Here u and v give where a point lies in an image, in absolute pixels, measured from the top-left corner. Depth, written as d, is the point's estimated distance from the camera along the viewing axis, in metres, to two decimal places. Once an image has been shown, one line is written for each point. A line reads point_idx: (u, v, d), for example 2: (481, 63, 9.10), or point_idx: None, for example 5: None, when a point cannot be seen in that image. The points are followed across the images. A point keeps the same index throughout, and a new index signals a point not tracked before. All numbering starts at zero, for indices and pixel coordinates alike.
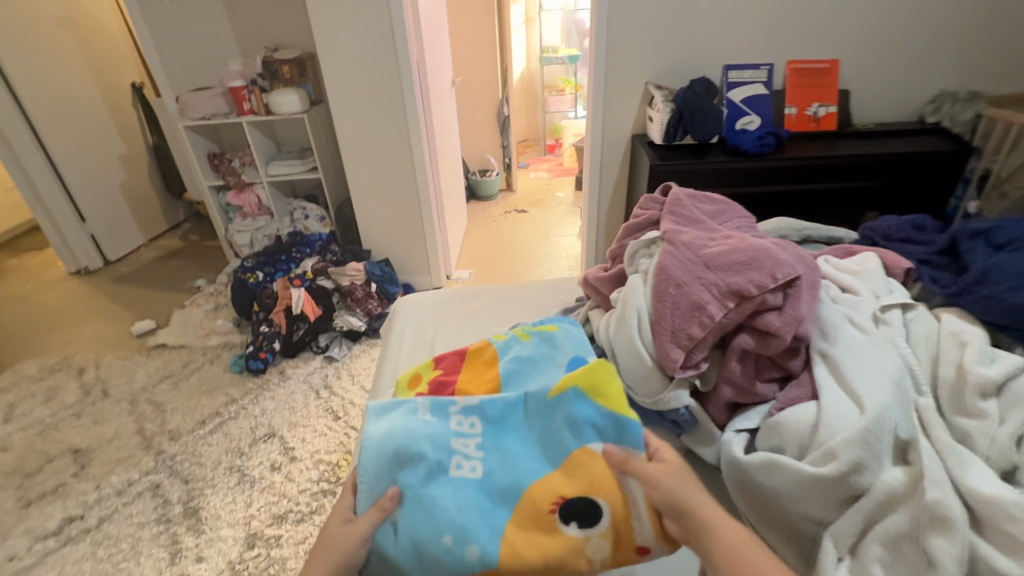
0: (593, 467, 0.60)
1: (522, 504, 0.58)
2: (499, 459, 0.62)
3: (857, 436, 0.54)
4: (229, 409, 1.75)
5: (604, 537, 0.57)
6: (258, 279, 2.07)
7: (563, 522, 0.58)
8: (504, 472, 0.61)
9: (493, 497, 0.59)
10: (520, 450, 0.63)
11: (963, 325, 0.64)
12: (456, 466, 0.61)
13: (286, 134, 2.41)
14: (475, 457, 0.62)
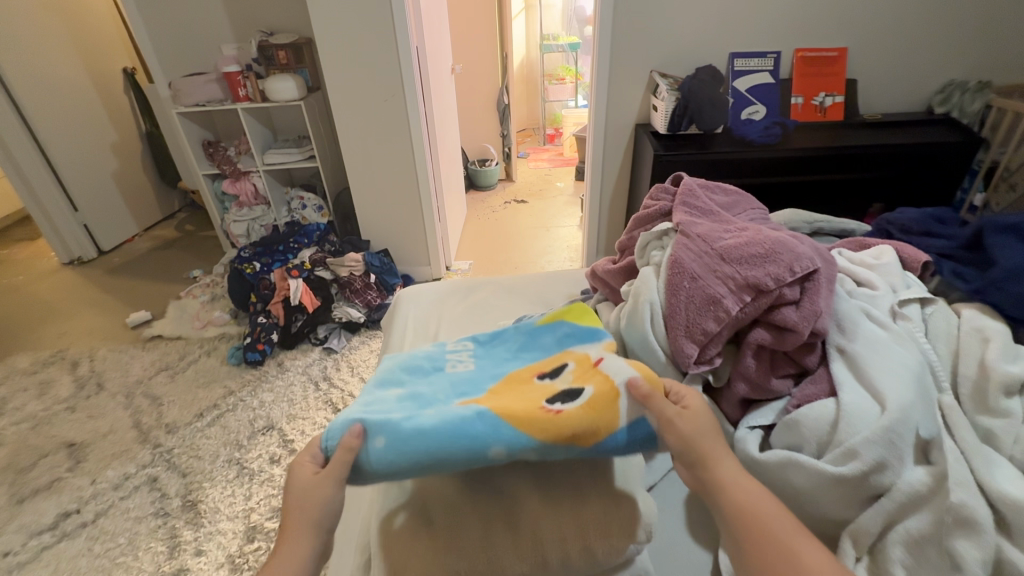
0: (571, 353, 0.65)
1: (504, 376, 0.63)
2: (485, 362, 0.68)
3: (880, 435, 0.52)
4: (227, 401, 1.73)
5: (586, 412, 0.51)
6: (256, 269, 2.05)
7: (551, 404, 0.53)
8: (490, 367, 0.66)
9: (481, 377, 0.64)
10: (504, 360, 0.68)
11: (987, 321, 0.62)
12: (451, 363, 0.68)
13: (283, 122, 2.37)
14: (466, 360, 0.69)
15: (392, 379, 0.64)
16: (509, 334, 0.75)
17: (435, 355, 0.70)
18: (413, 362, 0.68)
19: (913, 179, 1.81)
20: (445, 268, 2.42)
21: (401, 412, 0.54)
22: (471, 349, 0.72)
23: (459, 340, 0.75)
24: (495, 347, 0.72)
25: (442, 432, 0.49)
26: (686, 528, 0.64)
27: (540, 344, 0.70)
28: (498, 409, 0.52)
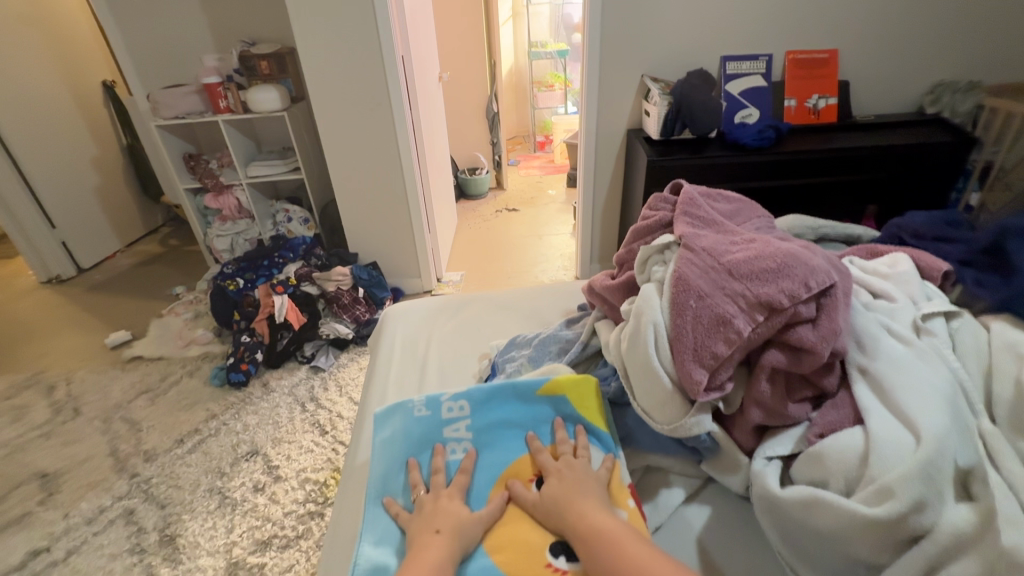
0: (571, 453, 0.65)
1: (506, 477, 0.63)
2: (488, 452, 0.66)
3: (917, 469, 0.47)
4: (209, 425, 1.65)
5: None
6: (239, 286, 1.98)
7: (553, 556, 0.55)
8: (491, 456, 0.66)
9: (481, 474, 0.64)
10: (506, 441, 0.67)
11: (1019, 336, 0.57)
12: (450, 450, 0.67)
13: (267, 133, 2.31)
14: (465, 442, 0.67)
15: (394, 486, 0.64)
16: (507, 396, 0.69)
17: (432, 432, 0.68)
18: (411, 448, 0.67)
19: (909, 181, 1.78)
20: (436, 280, 2.35)
21: None
22: (470, 422, 0.68)
23: (455, 393, 0.71)
24: (495, 415, 0.69)
25: None
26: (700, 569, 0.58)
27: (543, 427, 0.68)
28: (504, 562, 0.54)
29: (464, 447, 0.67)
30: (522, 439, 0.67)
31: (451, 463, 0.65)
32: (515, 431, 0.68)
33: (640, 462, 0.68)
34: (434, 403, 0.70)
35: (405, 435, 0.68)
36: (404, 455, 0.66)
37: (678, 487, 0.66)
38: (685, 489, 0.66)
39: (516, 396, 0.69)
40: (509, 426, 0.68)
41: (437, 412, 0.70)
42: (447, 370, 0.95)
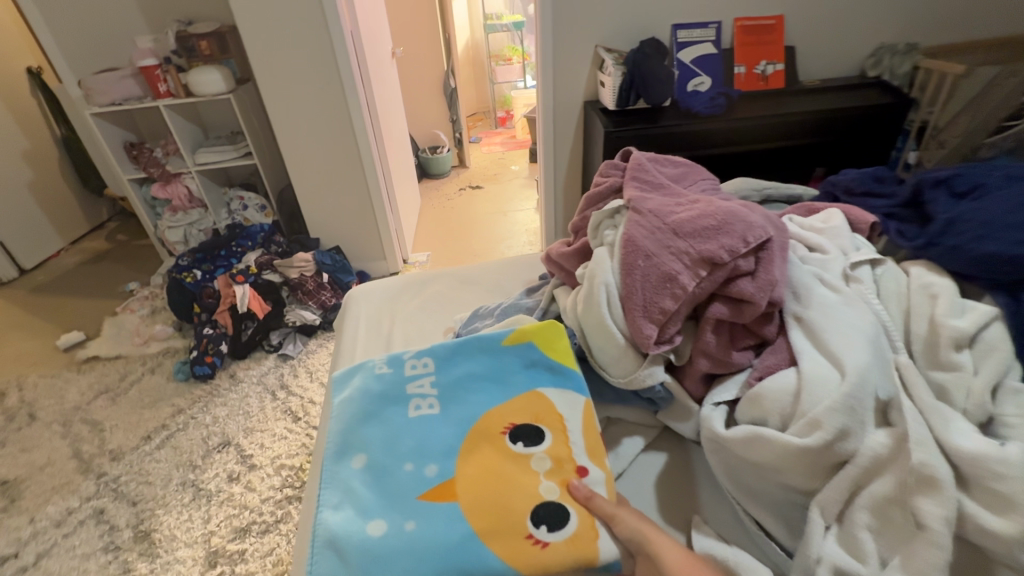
0: (539, 403, 0.67)
1: (474, 429, 0.65)
2: (454, 405, 0.68)
3: (840, 402, 0.52)
4: (176, 420, 1.62)
5: (568, 543, 0.55)
6: (197, 278, 1.92)
7: (534, 525, 0.56)
8: (458, 410, 0.67)
9: (449, 427, 0.65)
10: (470, 394, 0.69)
11: (932, 278, 0.62)
12: (415, 406, 0.68)
13: (213, 118, 2.21)
14: (430, 397, 0.69)
15: (358, 443, 0.65)
16: (469, 348, 0.74)
17: (396, 389, 0.70)
18: (375, 408, 0.69)
19: (850, 142, 1.87)
20: (402, 262, 2.34)
21: (381, 518, 0.57)
22: (433, 378, 0.71)
23: (417, 353, 0.75)
24: (457, 370, 0.72)
25: (429, 562, 0.53)
26: (658, 511, 0.63)
27: (506, 379, 0.70)
28: (482, 524, 0.56)
29: (429, 400, 0.69)
30: (487, 392, 0.69)
31: (415, 417, 0.67)
32: (479, 384, 0.70)
33: (600, 415, 0.72)
34: (396, 362, 0.74)
35: (367, 393, 0.70)
36: (366, 413, 0.68)
37: (638, 437, 0.70)
38: (643, 438, 0.70)
39: (480, 350, 0.74)
40: (472, 379, 0.70)
41: (400, 371, 0.73)
42: (414, 345, 0.97)
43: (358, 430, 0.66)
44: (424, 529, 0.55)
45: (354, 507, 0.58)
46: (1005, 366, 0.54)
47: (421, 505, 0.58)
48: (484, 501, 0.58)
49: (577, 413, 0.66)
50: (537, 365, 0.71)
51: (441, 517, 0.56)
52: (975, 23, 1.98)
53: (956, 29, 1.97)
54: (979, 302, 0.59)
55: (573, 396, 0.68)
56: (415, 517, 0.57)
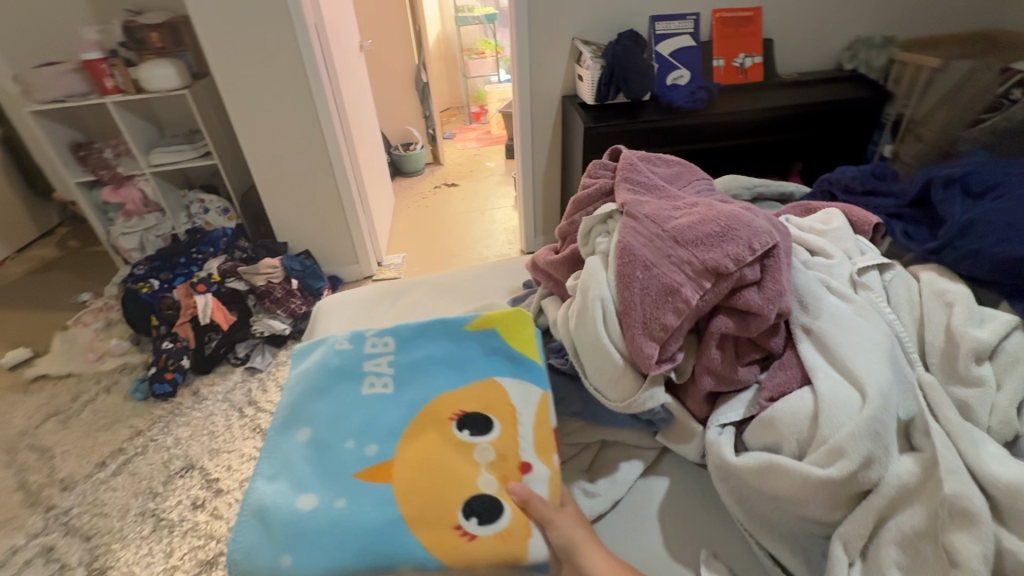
0: (495, 393, 0.61)
1: (422, 413, 0.59)
2: (407, 388, 0.62)
3: (865, 427, 0.47)
4: (135, 443, 1.51)
5: (497, 540, 0.50)
6: (154, 288, 1.79)
7: (464, 517, 0.51)
8: (411, 391, 0.62)
9: (398, 408, 0.60)
10: (426, 376, 0.63)
11: (947, 285, 0.58)
12: (369, 384, 0.63)
13: (168, 115, 2.07)
14: (386, 376, 0.64)
15: (306, 414, 0.60)
16: (432, 331, 0.67)
17: (353, 363, 0.65)
18: (326, 379, 0.63)
19: (828, 137, 1.86)
20: (377, 264, 2.24)
21: (310, 493, 0.53)
22: (390, 355, 0.66)
23: (379, 329, 0.69)
24: (417, 349, 0.66)
25: (348, 544, 0.49)
26: (663, 545, 0.58)
27: (465, 364, 0.65)
28: (409, 510, 0.51)
29: (383, 378, 0.63)
30: (443, 377, 0.63)
31: (365, 396, 0.61)
32: (437, 367, 0.64)
33: (594, 438, 0.66)
34: (358, 335, 0.68)
35: (321, 361, 0.65)
36: (319, 385, 0.62)
37: (636, 460, 0.65)
38: (642, 462, 0.65)
39: (444, 334, 0.67)
40: (431, 362, 0.65)
41: (358, 344, 0.67)
42: None
43: (305, 399, 0.61)
44: (349, 512, 0.51)
45: (290, 479, 0.54)
46: None
47: (354, 485, 0.53)
48: (417, 488, 0.53)
49: (530, 406, 0.60)
50: (498, 353, 0.65)
51: (371, 500, 0.52)
52: (947, 17, 1.99)
53: (929, 22, 1.97)
54: (997, 310, 0.55)
55: (528, 386, 0.62)
56: (346, 495, 0.53)
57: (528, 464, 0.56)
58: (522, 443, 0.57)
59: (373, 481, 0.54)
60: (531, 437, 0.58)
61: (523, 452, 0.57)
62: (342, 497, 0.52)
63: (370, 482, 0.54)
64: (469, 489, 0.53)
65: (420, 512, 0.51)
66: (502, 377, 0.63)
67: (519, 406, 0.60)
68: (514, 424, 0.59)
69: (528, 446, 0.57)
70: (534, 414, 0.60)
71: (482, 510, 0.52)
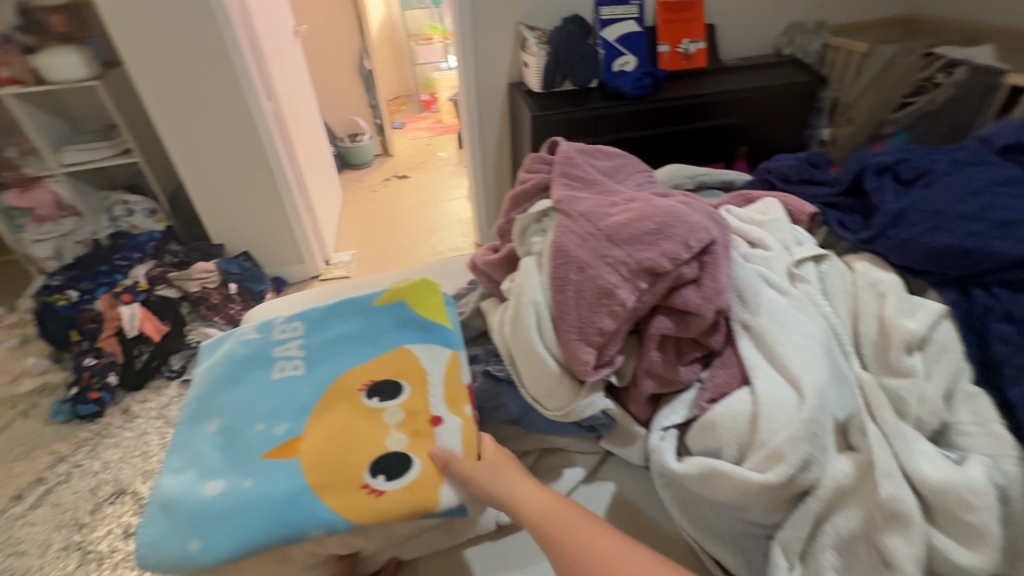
0: (404, 359, 0.57)
1: (331, 384, 0.55)
2: (320, 365, 0.57)
3: (803, 429, 0.46)
4: (57, 471, 1.38)
5: (408, 494, 0.47)
6: (72, 300, 1.63)
7: (371, 476, 0.48)
8: (320, 365, 0.57)
9: (306, 384, 0.55)
10: (338, 349, 0.59)
11: (879, 275, 0.58)
12: (278, 368, 0.57)
13: (79, 109, 1.88)
14: (296, 358, 0.58)
15: (215, 404, 0.54)
16: (341, 310, 0.62)
17: (259, 346, 0.59)
18: (230, 366, 0.57)
19: (770, 122, 1.89)
20: (324, 263, 2.14)
21: (212, 478, 0.48)
22: (299, 333, 0.60)
23: (289, 312, 0.63)
24: (328, 325, 0.61)
25: (253, 521, 0.45)
26: None
27: (377, 333, 0.60)
28: (315, 478, 0.47)
29: (291, 356, 0.58)
30: (354, 348, 0.59)
31: (273, 382, 0.56)
32: (348, 339, 0.59)
33: (534, 446, 0.63)
34: (266, 320, 0.63)
35: (225, 350, 0.59)
36: (226, 374, 0.57)
37: (579, 466, 0.63)
38: (585, 467, 0.63)
39: (353, 310, 0.62)
40: (341, 335, 0.60)
41: (265, 327, 0.61)
42: None
43: (208, 389, 0.56)
44: (253, 489, 0.47)
45: (199, 467, 0.49)
46: (958, 369, 0.51)
47: (257, 463, 0.49)
48: (323, 457, 0.49)
49: (438, 366, 0.57)
50: (407, 322, 0.60)
51: (277, 474, 0.48)
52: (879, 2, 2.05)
53: (863, 8, 2.02)
54: (926, 300, 0.55)
55: (436, 349, 0.59)
56: (254, 474, 0.48)
57: (441, 420, 0.53)
58: (434, 401, 0.54)
59: (278, 455, 0.49)
60: (442, 394, 0.55)
61: (435, 409, 0.54)
62: (245, 476, 0.48)
63: (276, 456, 0.49)
64: (378, 450, 0.50)
65: (327, 479, 0.47)
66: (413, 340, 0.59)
67: (431, 366, 0.57)
68: (426, 383, 0.55)
69: (441, 403, 0.54)
70: (447, 373, 0.57)
71: (392, 468, 0.49)
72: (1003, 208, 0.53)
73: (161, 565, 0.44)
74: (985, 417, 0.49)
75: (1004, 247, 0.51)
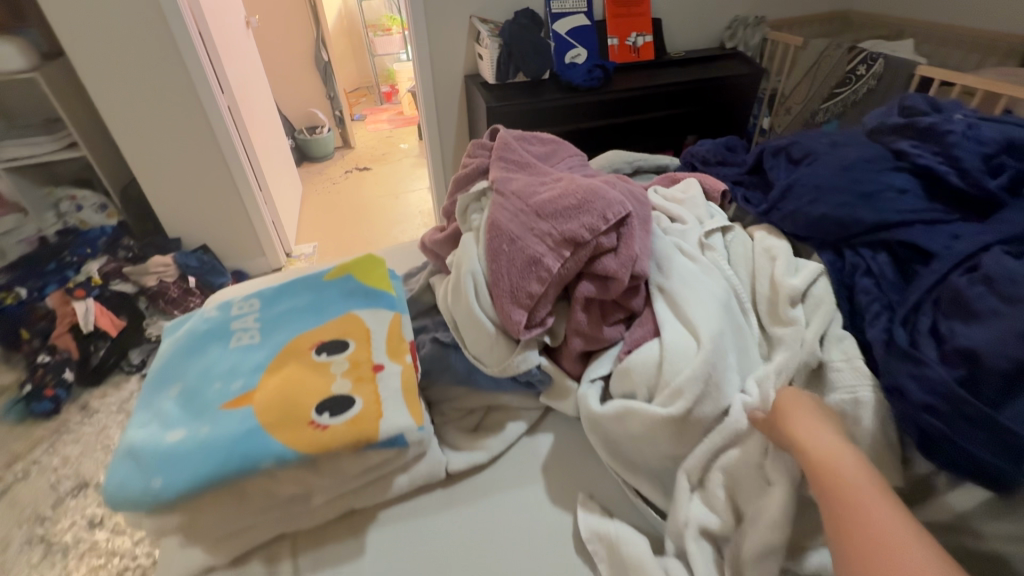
0: (351, 322, 0.64)
1: (284, 347, 0.61)
2: (274, 332, 0.63)
3: (698, 369, 0.55)
4: (14, 469, 1.37)
5: (350, 424, 0.52)
6: (21, 298, 1.55)
7: (317, 414, 0.53)
8: (274, 333, 0.63)
9: (260, 348, 0.61)
10: (290, 319, 0.65)
11: (773, 241, 0.68)
12: (236, 338, 0.62)
13: (20, 102, 1.82)
14: (252, 329, 0.64)
15: (176, 372, 0.59)
16: (294, 287, 0.69)
17: (219, 322, 0.65)
18: (191, 340, 0.62)
19: (711, 112, 2.01)
20: (285, 255, 2.14)
21: (175, 429, 0.53)
22: (255, 309, 0.66)
23: (246, 294, 0.69)
24: (281, 302, 0.67)
25: (211, 457, 0.49)
26: (545, 492, 0.63)
27: (327, 304, 0.66)
28: (267, 419, 0.52)
29: (248, 327, 0.64)
30: (306, 317, 0.65)
31: (231, 349, 0.61)
32: (300, 311, 0.66)
33: (480, 404, 0.70)
34: (225, 302, 0.68)
35: (188, 328, 0.64)
36: (186, 347, 0.62)
37: (521, 420, 0.70)
38: (528, 421, 0.70)
39: (305, 288, 0.69)
40: (294, 309, 0.66)
41: (225, 307, 0.67)
42: None
43: (171, 359, 0.61)
44: (211, 431, 0.51)
45: (161, 422, 0.54)
46: (831, 317, 0.60)
47: (216, 412, 0.54)
48: (275, 401, 0.54)
49: (382, 325, 0.64)
50: (354, 292, 0.68)
51: (234, 419, 0.53)
52: None
53: (797, 4, 2.16)
54: (808, 262, 0.65)
55: (380, 312, 0.66)
56: (211, 422, 0.53)
57: (383, 368, 0.59)
58: (376, 353, 0.61)
59: (234, 404, 0.54)
60: (384, 349, 0.61)
61: (378, 360, 0.60)
62: (205, 424, 0.53)
63: (234, 405, 0.54)
64: (323, 394, 0.55)
65: (278, 418, 0.52)
66: (358, 306, 0.66)
67: (374, 326, 0.64)
68: (369, 341, 0.62)
69: (383, 356, 0.61)
70: (388, 331, 0.64)
71: (337, 406, 0.54)
72: (869, 181, 0.63)
73: (124, 503, 0.47)
74: (850, 354, 0.57)
75: (867, 215, 0.61)
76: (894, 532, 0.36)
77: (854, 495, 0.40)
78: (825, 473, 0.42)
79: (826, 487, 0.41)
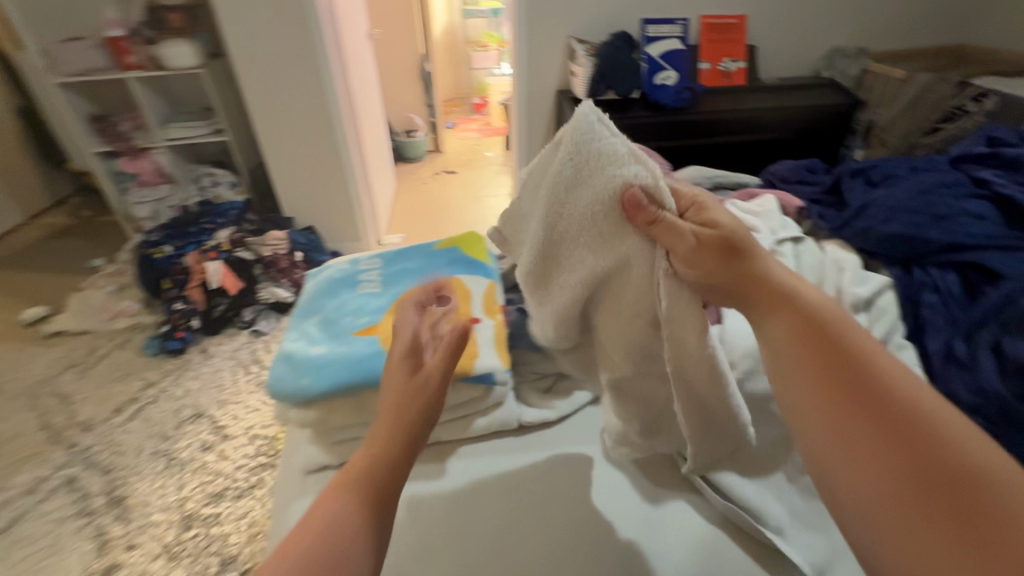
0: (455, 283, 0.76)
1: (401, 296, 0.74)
2: (393, 285, 0.76)
3: None
4: (148, 393, 1.63)
5: None
6: (167, 254, 1.90)
7: None
8: (393, 285, 0.77)
9: (382, 295, 0.75)
10: (405, 277, 0.78)
11: (842, 254, 0.72)
12: (363, 286, 0.77)
13: (184, 93, 2.18)
14: (375, 281, 0.78)
15: (318, 306, 0.74)
16: (410, 253, 0.82)
17: (350, 273, 0.79)
18: (329, 283, 0.77)
19: (803, 140, 1.98)
20: (376, 243, 2.36)
21: (318, 346, 0.67)
22: (378, 266, 0.81)
23: (370, 254, 0.84)
24: (398, 263, 0.81)
25: (347, 367, 0.63)
26: (600, 449, 0.72)
27: (435, 267, 0.79)
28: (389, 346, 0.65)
29: (372, 279, 0.78)
30: (418, 276, 0.78)
31: (360, 294, 0.75)
32: (414, 271, 0.79)
33: (552, 371, 0.80)
34: (354, 258, 0.83)
35: (326, 274, 0.80)
36: (326, 289, 0.77)
37: (586, 391, 0.78)
38: (592, 394, 0.79)
39: (418, 254, 0.82)
40: (409, 268, 0.80)
41: (354, 262, 0.82)
42: None
43: (314, 296, 0.76)
44: (346, 350, 0.65)
45: (307, 340, 0.68)
46: (893, 326, 0.63)
47: (349, 338, 0.68)
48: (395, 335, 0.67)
49: (479, 289, 0.76)
50: (458, 261, 0.80)
51: (363, 343, 0.66)
52: (921, 31, 2.12)
53: (904, 37, 2.10)
54: (876, 275, 0.68)
55: (479, 279, 0.78)
56: (346, 344, 0.67)
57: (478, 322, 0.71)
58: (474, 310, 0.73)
59: (363, 333, 0.68)
60: (480, 308, 0.73)
61: (475, 315, 0.72)
62: (342, 345, 0.67)
63: (363, 334, 0.68)
64: None
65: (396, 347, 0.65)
66: (461, 272, 0.79)
67: (473, 289, 0.76)
68: (468, 301, 0.74)
69: (479, 312, 0.72)
70: (484, 295, 0.75)
71: None
72: (943, 205, 0.67)
73: (283, 394, 0.62)
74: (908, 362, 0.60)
75: (937, 235, 0.65)
76: (951, 447, 0.38)
77: (897, 410, 0.41)
78: (879, 388, 0.42)
79: (882, 406, 0.41)
